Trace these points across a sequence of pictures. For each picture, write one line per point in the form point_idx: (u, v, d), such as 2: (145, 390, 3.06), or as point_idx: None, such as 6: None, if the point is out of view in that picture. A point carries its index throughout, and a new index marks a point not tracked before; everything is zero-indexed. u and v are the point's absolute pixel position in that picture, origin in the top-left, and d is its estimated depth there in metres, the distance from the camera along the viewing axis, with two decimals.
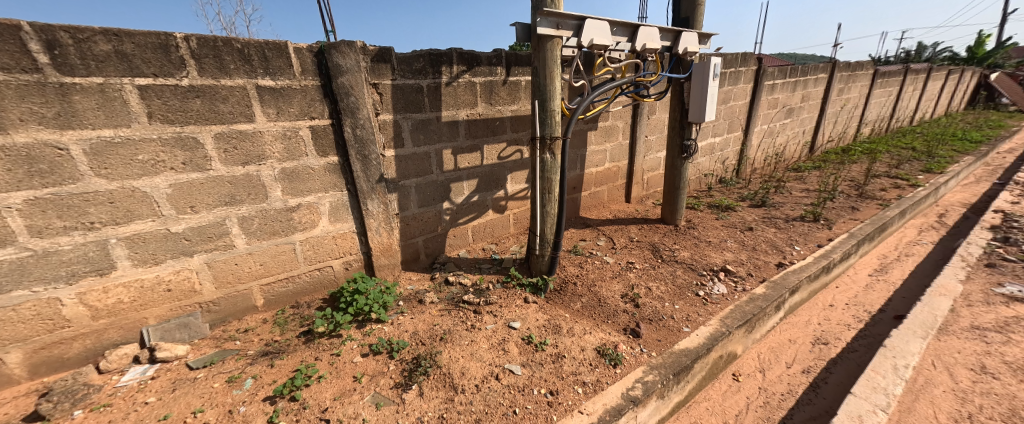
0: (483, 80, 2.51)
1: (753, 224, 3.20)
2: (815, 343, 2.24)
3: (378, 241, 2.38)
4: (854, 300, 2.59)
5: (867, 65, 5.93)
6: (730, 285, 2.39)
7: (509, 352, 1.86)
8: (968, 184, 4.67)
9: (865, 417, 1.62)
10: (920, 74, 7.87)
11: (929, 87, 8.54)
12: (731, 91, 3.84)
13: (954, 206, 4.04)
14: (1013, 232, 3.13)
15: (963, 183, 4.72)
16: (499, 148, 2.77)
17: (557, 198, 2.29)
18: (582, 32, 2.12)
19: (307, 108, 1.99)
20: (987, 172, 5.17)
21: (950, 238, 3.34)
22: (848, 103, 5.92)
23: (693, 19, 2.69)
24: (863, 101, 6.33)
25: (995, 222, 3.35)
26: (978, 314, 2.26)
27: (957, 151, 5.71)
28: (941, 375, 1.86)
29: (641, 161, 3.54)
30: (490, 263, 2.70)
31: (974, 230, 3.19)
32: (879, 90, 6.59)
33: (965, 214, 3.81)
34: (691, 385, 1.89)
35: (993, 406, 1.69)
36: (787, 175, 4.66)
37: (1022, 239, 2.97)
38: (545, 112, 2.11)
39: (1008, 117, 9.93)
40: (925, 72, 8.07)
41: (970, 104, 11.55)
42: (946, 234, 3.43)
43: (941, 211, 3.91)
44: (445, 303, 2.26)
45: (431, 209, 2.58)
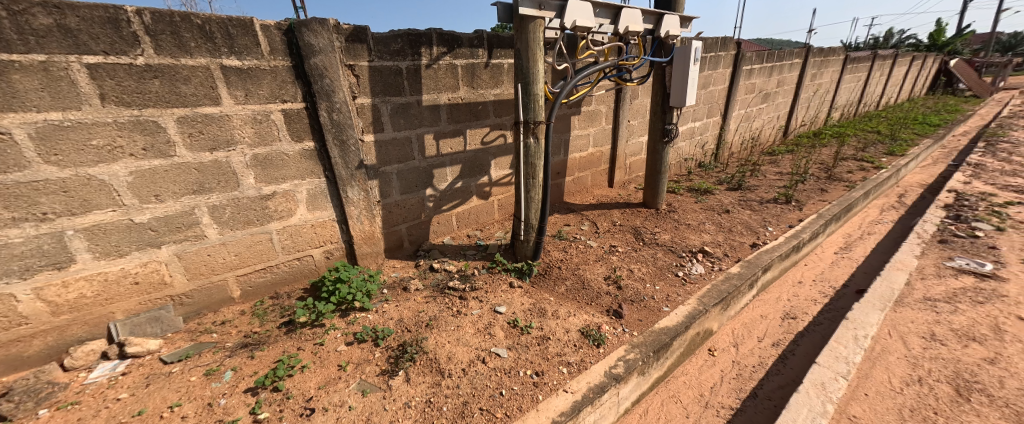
0: (464, 62, 2.46)
1: (730, 207, 3.31)
2: (785, 318, 2.38)
3: (360, 230, 2.34)
4: (820, 276, 2.75)
5: (839, 51, 6.11)
6: (707, 265, 2.49)
7: (495, 336, 1.89)
8: (927, 166, 4.96)
9: (826, 384, 1.75)
10: (887, 60, 8.21)
11: (895, 72, 8.90)
12: (711, 75, 3.89)
13: (913, 186, 4.29)
14: (964, 210, 3.36)
15: (921, 165, 5.01)
16: (482, 132, 2.73)
17: (541, 182, 2.30)
18: (565, 14, 2.09)
19: (278, 90, 1.90)
20: (943, 154, 5.49)
21: (909, 217, 3.56)
22: (820, 88, 6.13)
23: (675, 1, 2.69)
24: (834, 86, 6.57)
25: (949, 201, 3.58)
26: (930, 286, 2.44)
27: (917, 134, 6.03)
28: (896, 344, 2.02)
29: (624, 146, 3.57)
30: (475, 249, 2.70)
31: (930, 209, 3.41)
32: (849, 75, 6.84)
33: (923, 194, 4.05)
34: (669, 361, 1.98)
35: (939, 370, 1.84)
36: (762, 159, 4.81)
37: (971, 217, 3.20)
38: (528, 97, 2.09)
39: (965, 102, 10.49)
40: (892, 58, 8.43)
41: (932, 89, 12.13)
42: (905, 213, 3.66)
43: (901, 192, 4.14)
44: (430, 290, 2.25)
45: (413, 196, 2.54)
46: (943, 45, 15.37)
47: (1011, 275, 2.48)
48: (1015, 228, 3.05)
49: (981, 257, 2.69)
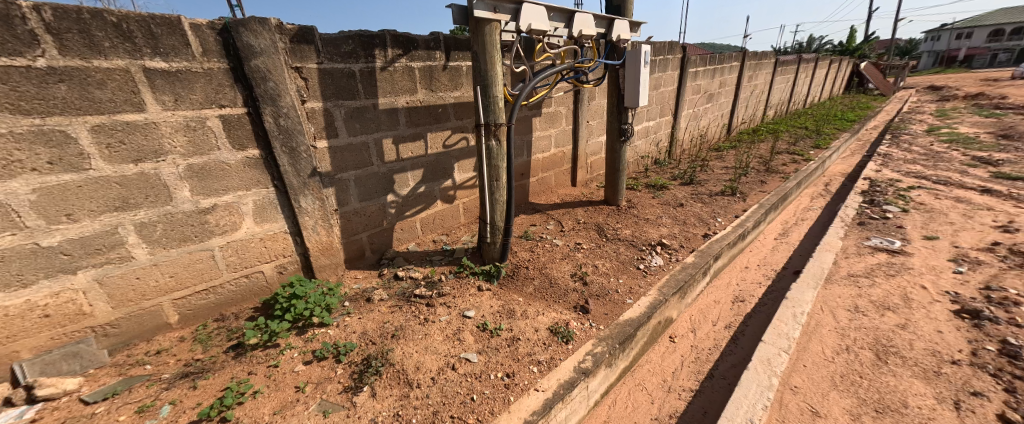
0: (421, 64, 2.42)
1: (684, 201, 3.51)
2: (735, 302, 2.57)
3: (316, 241, 2.21)
4: (764, 261, 3.00)
5: (769, 55, 6.71)
6: (666, 257, 2.64)
7: (464, 341, 1.87)
8: (846, 157, 5.58)
9: (771, 360, 1.92)
10: (810, 63, 9.16)
11: (817, 74, 9.92)
12: (661, 77, 4.12)
13: (836, 176, 4.80)
14: (877, 195, 3.83)
15: (842, 157, 5.63)
16: (443, 136, 2.70)
17: (505, 184, 2.31)
18: (520, 17, 2.12)
19: (214, 95, 1.75)
20: (859, 146, 6.21)
21: (834, 203, 3.99)
22: (756, 88, 6.70)
23: (624, 7, 2.83)
24: (768, 87, 7.22)
25: (865, 187, 4.06)
26: (853, 264, 2.75)
27: (837, 129, 6.77)
28: (827, 318, 2.25)
29: (584, 145, 3.68)
30: (441, 254, 2.65)
31: (851, 195, 3.85)
32: (779, 77, 7.55)
33: (844, 182, 4.55)
34: (634, 352, 2.07)
35: (863, 338, 2.08)
36: (710, 155, 5.17)
37: (883, 201, 3.65)
38: (487, 99, 2.10)
39: (873, 100, 11.97)
40: (814, 61, 9.41)
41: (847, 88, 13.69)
42: (831, 199, 4.09)
43: (826, 181, 4.63)
44: (396, 299, 2.18)
45: (373, 202, 2.45)
46: (853, 50, 17.41)
47: (914, 250, 2.86)
48: (916, 209, 3.52)
49: (891, 236, 3.08)
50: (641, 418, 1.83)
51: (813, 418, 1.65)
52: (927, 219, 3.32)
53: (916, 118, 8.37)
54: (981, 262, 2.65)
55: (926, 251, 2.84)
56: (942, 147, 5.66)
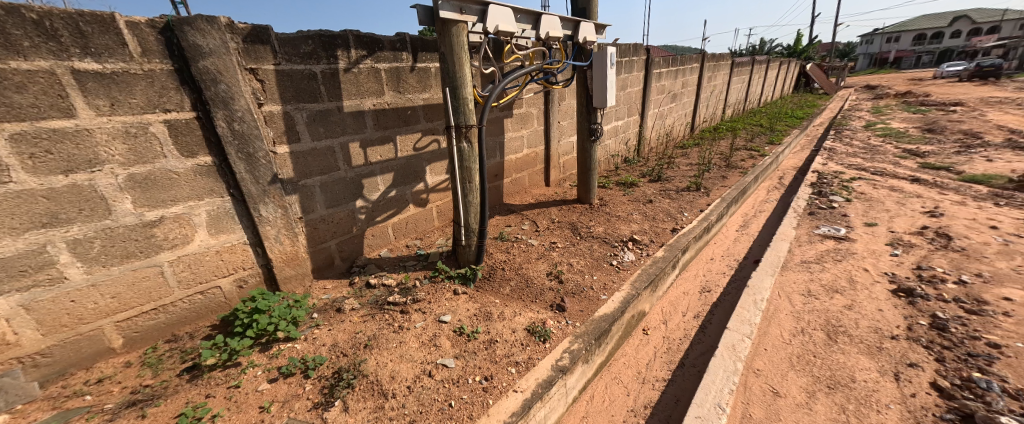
0: (387, 66, 2.35)
1: (653, 197, 3.64)
2: (702, 292, 2.69)
3: (280, 251, 2.09)
4: (727, 252, 3.17)
5: (726, 57, 7.10)
6: (637, 252, 2.72)
7: (441, 346, 1.84)
8: (797, 152, 6.00)
9: (736, 345, 2.03)
10: (763, 65, 9.78)
11: (769, 74, 10.59)
12: (627, 78, 4.26)
13: (788, 170, 5.15)
14: (825, 187, 4.14)
15: (793, 152, 6.05)
16: (413, 138, 2.64)
17: (478, 186, 2.29)
18: (486, 18, 2.12)
19: (157, 98, 1.62)
20: (808, 142, 6.69)
21: (788, 195, 4.28)
22: (715, 89, 7.07)
23: (589, 10, 2.90)
24: (725, 88, 7.64)
25: (814, 180, 4.39)
26: (806, 251, 2.97)
27: (788, 127, 7.26)
28: (784, 303, 2.41)
29: (556, 146, 3.73)
30: (415, 259, 2.58)
31: (802, 187, 4.14)
32: (736, 78, 8.00)
33: (795, 176, 4.89)
34: (610, 346, 2.12)
35: (815, 320, 2.25)
36: (676, 152, 5.39)
37: (830, 192, 3.96)
38: (457, 101, 2.08)
39: (819, 99, 12.96)
40: (766, 63, 10.06)
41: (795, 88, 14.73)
42: (785, 192, 4.39)
43: (780, 175, 4.95)
44: (369, 307, 2.10)
45: (341, 209, 2.36)
46: (799, 52, 18.75)
47: (857, 237, 3.12)
48: (858, 198, 3.84)
49: (837, 224, 3.34)
50: (618, 410, 1.87)
51: (774, 399, 1.77)
52: (867, 208, 3.63)
53: (855, 115, 9.14)
54: (913, 245, 2.93)
55: (867, 237, 3.10)
56: (877, 141, 6.21)
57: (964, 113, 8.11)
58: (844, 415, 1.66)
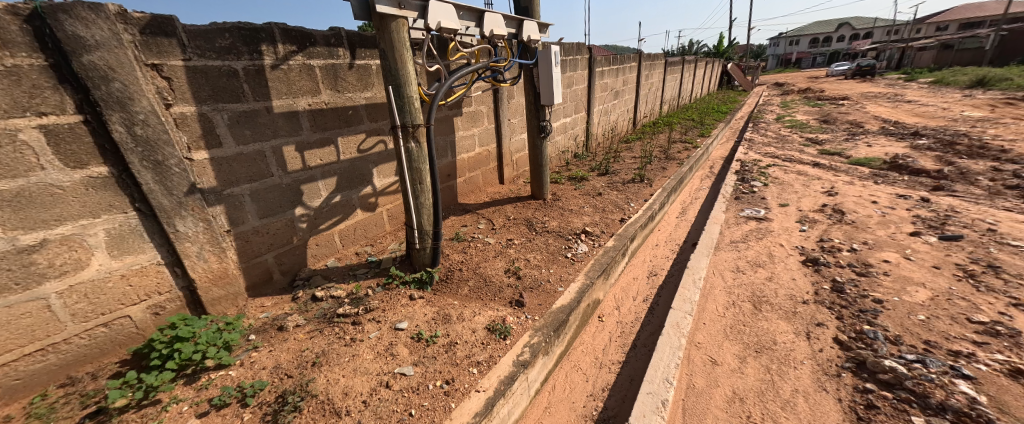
0: (321, 63, 2.19)
1: (601, 190, 3.81)
2: (650, 276, 2.88)
3: (206, 270, 1.86)
4: (670, 237, 3.43)
5: (660, 57, 7.64)
6: (590, 243, 2.84)
7: (398, 355, 1.77)
8: (723, 144, 6.63)
9: (680, 323, 2.20)
10: (692, 64, 10.67)
11: (697, 71, 11.58)
12: (572, 76, 4.40)
13: (717, 159, 5.68)
14: (747, 174, 4.63)
15: (720, 143, 6.68)
16: (357, 140, 2.49)
17: (429, 187, 2.22)
18: (427, 14, 2.05)
19: (28, 99, 1.36)
20: (732, 134, 7.42)
21: (718, 182, 4.72)
22: (652, 86, 7.56)
23: (531, 9, 2.94)
24: (661, 85, 8.21)
25: (738, 168, 4.88)
26: (734, 232, 3.31)
27: (715, 120, 8.00)
28: (718, 280, 2.67)
29: (508, 143, 3.75)
30: (366, 266, 2.45)
31: (729, 175, 4.59)
32: (669, 76, 8.63)
33: (723, 165, 5.41)
34: (569, 336, 2.19)
35: (744, 292, 2.52)
36: (621, 147, 5.68)
37: (751, 179, 4.44)
38: (402, 100, 2.00)
39: (739, 95, 14.45)
40: (694, 63, 10.99)
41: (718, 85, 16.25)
42: (716, 180, 4.83)
43: (711, 164, 5.45)
44: (316, 322, 1.95)
45: (277, 218, 2.16)
46: (719, 52, 20.70)
47: (774, 217, 3.53)
48: (773, 183, 4.35)
49: (758, 206, 3.76)
50: (578, 396, 1.95)
51: (713, 367, 1.95)
52: (780, 190, 4.13)
53: (768, 109, 10.32)
54: (816, 221, 3.40)
55: (782, 217, 3.53)
56: (785, 132, 7.08)
57: (848, 107, 9.53)
58: (769, 374, 1.88)
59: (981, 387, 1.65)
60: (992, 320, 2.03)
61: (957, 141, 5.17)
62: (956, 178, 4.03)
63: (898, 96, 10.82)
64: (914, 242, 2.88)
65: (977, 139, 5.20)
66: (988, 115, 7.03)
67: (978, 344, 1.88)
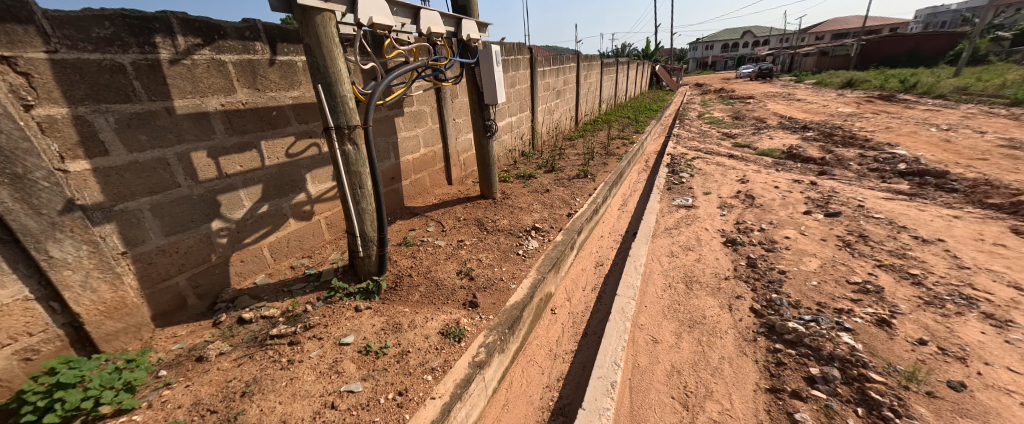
0: (235, 58, 1.95)
1: (549, 187, 3.91)
2: (598, 266, 3.03)
3: (96, 301, 1.56)
4: (613, 228, 3.63)
5: (596, 58, 8.03)
6: (540, 239, 2.90)
7: (345, 371, 1.65)
8: (656, 139, 7.17)
9: (626, 307, 2.34)
10: (626, 65, 11.39)
11: (630, 73, 12.40)
12: (515, 76, 4.44)
13: (651, 154, 6.13)
14: (676, 166, 5.07)
15: (653, 139, 7.22)
16: (284, 143, 2.26)
17: (371, 191, 2.09)
18: (358, 9, 1.93)
19: None
20: (662, 130, 8.06)
21: (652, 174, 5.10)
22: (591, 86, 7.93)
23: (469, 7, 2.91)
24: (599, 85, 8.65)
25: (669, 161, 5.32)
26: (669, 220, 3.61)
27: (647, 118, 8.62)
28: (657, 264, 2.90)
29: (454, 143, 3.67)
30: (303, 281, 2.24)
31: (662, 168, 4.99)
32: (606, 76, 9.13)
33: (656, 158, 5.85)
34: (523, 332, 2.22)
35: (677, 274, 2.76)
36: (565, 144, 5.88)
37: (680, 171, 4.87)
38: (334, 99, 1.86)
39: (666, 95, 15.79)
40: (627, 64, 11.73)
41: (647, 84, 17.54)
42: (651, 172, 5.22)
43: (647, 158, 5.86)
44: (245, 347, 1.74)
45: (189, 234, 1.89)
46: (646, 55, 22.47)
47: (700, 204, 3.92)
48: (698, 174, 4.82)
49: (687, 195, 4.14)
50: (535, 389, 1.98)
51: (654, 345, 2.12)
52: (704, 180, 4.59)
53: (690, 107, 11.39)
54: (733, 206, 3.83)
55: (706, 204, 3.92)
56: (705, 127, 7.87)
57: (753, 105, 10.87)
58: (701, 346, 2.09)
59: (859, 336, 1.99)
60: (864, 280, 2.46)
61: (835, 133, 6.16)
62: (835, 164, 4.80)
63: (790, 95, 12.61)
64: (807, 220, 3.38)
65: (848, 131, 6.25)
66: (855, 111, 8.48)
67: (855, 301, 2.28)
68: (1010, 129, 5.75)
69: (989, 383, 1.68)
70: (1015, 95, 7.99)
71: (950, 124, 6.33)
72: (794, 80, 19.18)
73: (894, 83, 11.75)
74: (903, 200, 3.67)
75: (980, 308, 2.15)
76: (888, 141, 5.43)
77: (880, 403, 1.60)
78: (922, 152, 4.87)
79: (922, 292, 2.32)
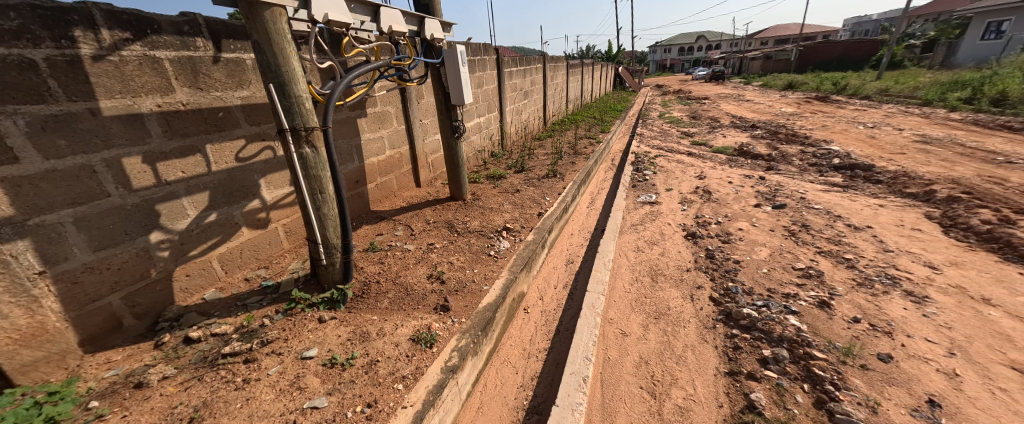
0: (172, 54, 1.78)
1: (519, 187, 3.91)
2: (569, 263, 3.08)
3: (8, 330, 1.35)
4: (582, 226, 3.70)
5: (562, 59, 8.15)
6: (512, 239, 2.90)
7: (308, 387, 1.55)
8: (621, 139, 7.40)
9: (597, 302, 2.39)
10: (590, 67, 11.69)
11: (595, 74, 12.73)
12: (482, 76, 4.40)
13: (617, 153, 6.32)
14: (640, 164, 5.26)
15: (619, 138, 7.44)
16: (234, 147, 2.10)
17: (334, 195, 1.98)
18: (312, 5, 1.82)
19: None
20: (626, 129, 8.33)
21: (617, 172, 5.26)
22: (558, 86, 8.04)
23: (432, 6, 2.85)
24: (565, 86, 8.79)
25: (634, 159, 5.51)
26: (636, 216, 3.73)
27: (612, 118, 8.88)
28: (625, 259, 2.99)
29: (421, 144, 3.58)
30: (260, 294, 2.08)
31: (627, 166, 5.15)
32: (571, 78, 9.30)
33: (621, 157, 6.04)
34: (496, 333, 2.20)
35: (643, 268, 2.86)
36: (533, 144, 5.92)
37: (643, 169, 5.06)
38: (288, 100, 1.74)
39: (628, 95, 16.37)
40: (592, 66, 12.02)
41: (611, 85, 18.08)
42: (616, 170, 5.37)
43: (613, 157, 6.04)
44: (193, 369, 1.58)
45: (123, 249, 1.70)
46: (608, 56, 23.19)
47: (663, 200, 4.09)
48: (660, 171, 5.03)
49: (651, 192, 4.31)
50: (509, 390, 1.97)
51: (623, 338, 2.18)
52: (666, 177, 4.80)
53: (651, 107, 11.87)
54: (693, 201, 4.04)
55: (669, 200, 4.10)
56: (665, 127, 8.23)
57: (708, 105, 11.52)
58: (666, 336, 2.17)
59: (803, 318, 2.15)
60: (808, 266, 2.68)
61: (780, 131, 6.67)
62: (781, 160, 5.19)
63: (739, 96, 13.49)
64: (758, 212, 3.63)
65: (790, 129, 6.78)
66: (796, 111, 9.23)
67: (800, 285, 2.47)
68: (923, 126, 6.51)
69: (911, 353, 1.88)
70: (925, 95, 9.04)
71: (874, 122, 7.03)
72: (749, 81, 20.61)
73: (827, 85, 12.92)
74: (839, 191, 4.04)
75: (903, 286, 2.41)
76: (825, 138, 5.96)
77: (822, 379, 1.74)
78: (853, 147, 5.39)
79: (855, 274, 2.57)
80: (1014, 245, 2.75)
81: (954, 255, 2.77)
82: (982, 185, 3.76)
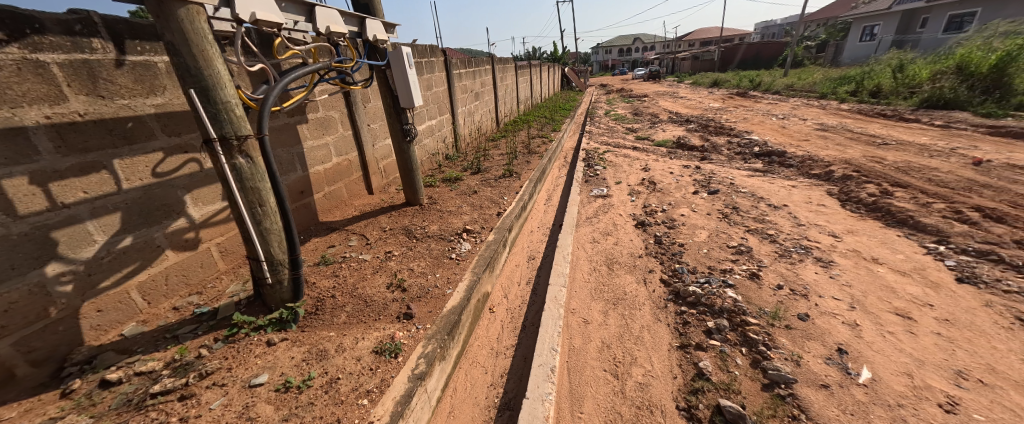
0: (62, 58, 1.53)
1: (475, 188, 3.90)
2: (530, 260, 3.13)
3: None
4: (540, 222, 3.79)
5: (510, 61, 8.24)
6: (472, 240, 2.88)
7: (260, 415, 1.43)
8: (571, 136, 7.65)
9: (559, 294, 2.46)
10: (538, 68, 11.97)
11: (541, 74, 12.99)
12: (430, 78, 4.31)
13: (568, 150, 6.52)
14: (591, 160, 5.48)
15: (569, 136, 7.69)
16: (149, 161, 1.85)
17: (276, 208, 1.83)
18: (237, 4, 1.67)
19: None
20: (575, 128, 8.63)
21: (570, 169, 5.43)
22: (508, 87, 8.11)
23: (373, 6, 2.74)
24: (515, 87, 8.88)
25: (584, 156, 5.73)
26: (590, 209, 3.90)
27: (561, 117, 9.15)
28: (583, 251, 3.11)
29: (371, 149, 3.42)
30: (194, 322, 1.86)
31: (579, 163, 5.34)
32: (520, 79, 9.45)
33: (572, 153, 6.26)
34: (463, 335, 2.18)
35: (600, 258, 3.00)
36: (488, 145, 5.92)
37: (593, 164, 5.28)
38: (214, 107, 1.58)
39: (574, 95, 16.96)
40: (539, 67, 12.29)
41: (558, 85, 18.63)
42: (569, 167, 5.56)
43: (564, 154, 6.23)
44: (115, 415, 1.37)
45: (11, 287, 1.43)
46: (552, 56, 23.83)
47: (614, 193, 4.31)
48: (609, 166, 5.29)
49: (602, 186, 4.51)
50: (480, 389, 1.97)
51: (586, 326, 2.27)
52: (615, 171, 5.06)
53: (597, 106, 12.41)
54: (640, 192, 4.30)
55: (619, 192, 4.33)
56: (611, 124, 8.65)
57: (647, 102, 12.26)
58: (624, 319, 2.31)
59: (738, 289, 2.40)
60: (739, 243, 2.98)
61: (710, 124, 7.32)
62: (712, 150, 5.71)
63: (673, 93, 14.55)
64: (696, 199, 3.96)
65: (718, 122, 7.47)
66: (722, 106, 10.18)
67: (735, 261, 2.75)
68: (823, 116, 7.51)
69: (823, 311, 2.17)
70: (822, 89, 10.45)
71: (784, 114, 7.98)
72: (680, 79, 22.32)
73: (744, 82, 14.40)
74: (761, 176, 4.54)
75: (815, 254, 2.78)
76: (746, 129, 6.65)
77: (756, 341, 1.96)
78: (770, 137, 6.08)
79: (777, 247, 2.91)
80: (893, 213, 3.29)
81: (851, 224, 3.24)
82: (868, 165, 4.44)
